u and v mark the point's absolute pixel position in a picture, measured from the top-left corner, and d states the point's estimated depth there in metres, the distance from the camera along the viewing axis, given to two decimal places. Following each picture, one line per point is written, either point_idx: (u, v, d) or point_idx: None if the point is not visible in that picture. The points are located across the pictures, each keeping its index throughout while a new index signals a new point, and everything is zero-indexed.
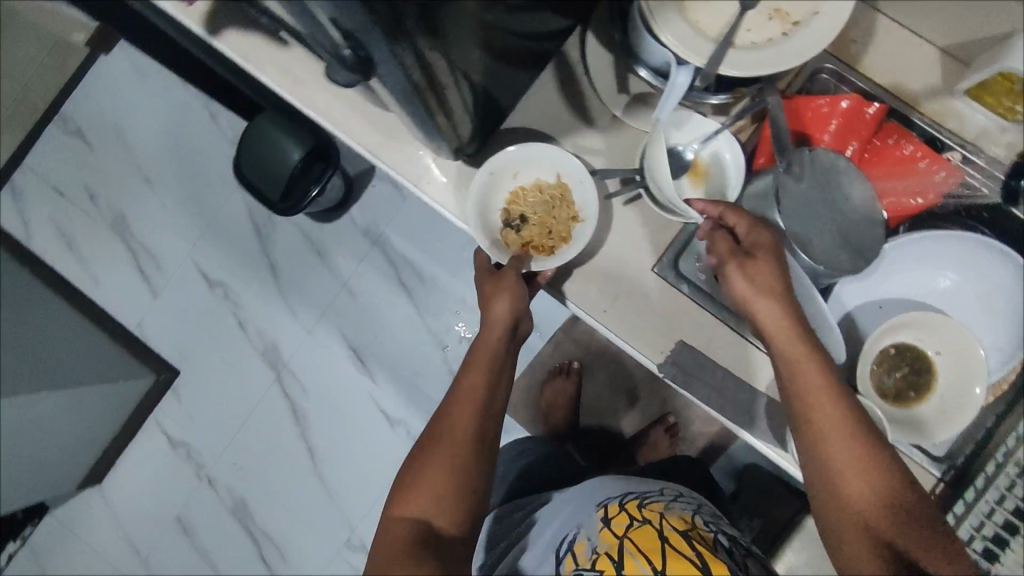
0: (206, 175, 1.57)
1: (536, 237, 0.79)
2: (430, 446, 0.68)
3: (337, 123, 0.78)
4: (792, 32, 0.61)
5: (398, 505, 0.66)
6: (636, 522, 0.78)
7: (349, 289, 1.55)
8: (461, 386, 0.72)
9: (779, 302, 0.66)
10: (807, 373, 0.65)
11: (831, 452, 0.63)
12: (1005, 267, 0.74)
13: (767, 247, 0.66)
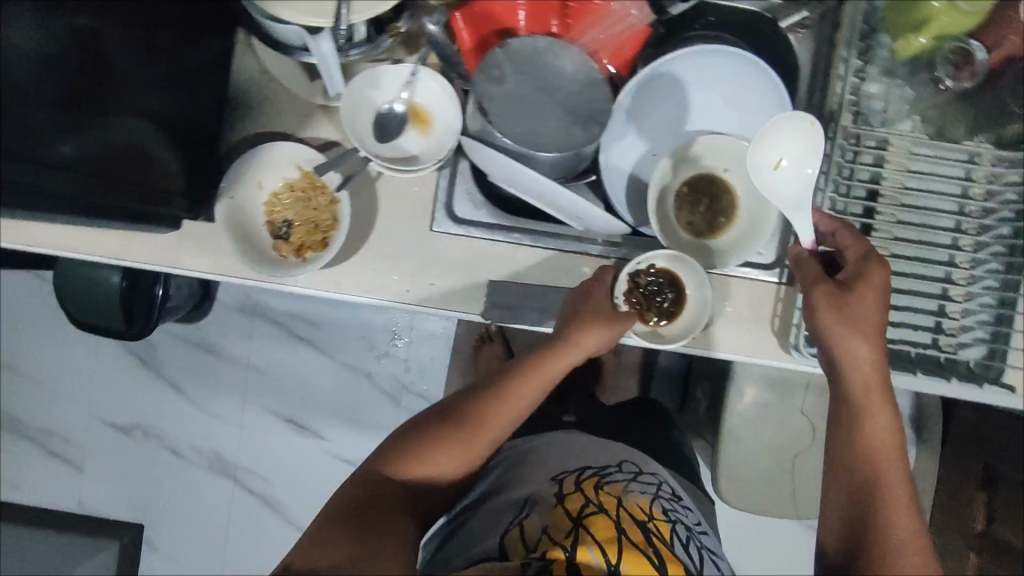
0: (67, 333, 1.51)
1: (306, 237, 0.79)
2: (466, 423, 0.77)
3: (78, 248, 0.79)
4: None
5: (385, 465, 0.76)
6: (593, 506, 0.79)
7: (256, 368, 1.52)
8: (577, 341, 0.76)
9: (881, 308, 0.75)
10: (875, 311, 0.75)
11: (873, 386, 0.76)
12: (750, 70, 0.85)
13: (877, 293, 0.75)
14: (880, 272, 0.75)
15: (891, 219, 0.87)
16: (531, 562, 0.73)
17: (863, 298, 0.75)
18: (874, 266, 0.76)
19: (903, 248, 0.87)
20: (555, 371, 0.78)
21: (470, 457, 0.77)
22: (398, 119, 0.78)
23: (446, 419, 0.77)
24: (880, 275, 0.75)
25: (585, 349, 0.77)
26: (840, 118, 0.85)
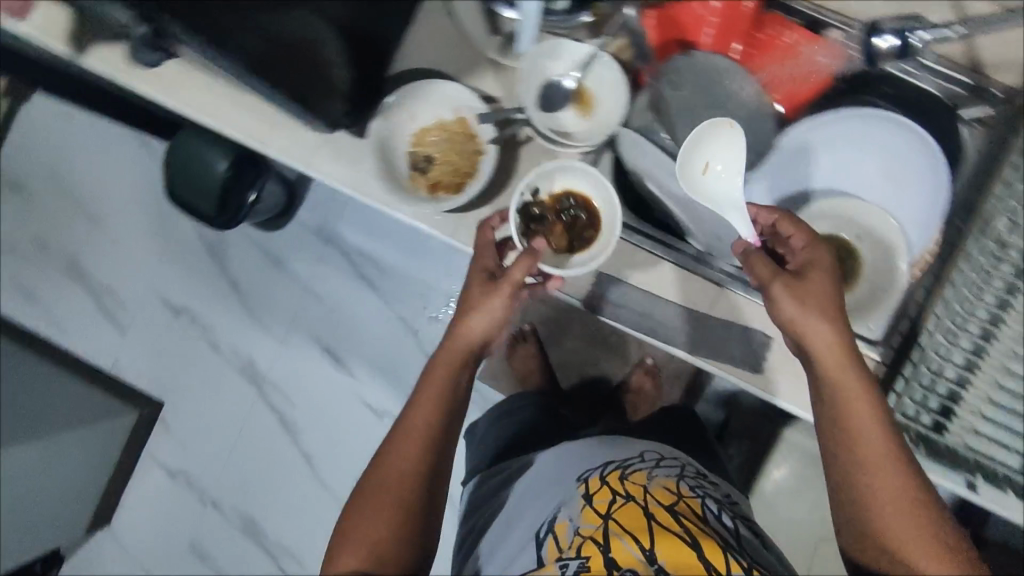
0: (152, 206, 1.57)
1: (445, 177, 0.78)
2: (360, 498, 0.71)
3: (215, 117, 0.78)
4: None
5: (338, 560, 0.69)
6: (619, 499, 0.80)
7: (313, 292, 1.56)
8: (418, 400, 0.74)
9: (815, 299, 0.68)
10: (852, 395, 0.67)
11: (859, 435, 0.67)
12: (897, 133, 0.76)
13: (821, 283, 0.68)
14: (818, 253, 0.69)
15: (1007, 349, 0.73)
16: (568, 562, 0.75)
17: (811, 286, 0.69)
18: (824, 272, 0.69)
19: (986, 388, 0.73)
20: (474, 329, 0.74)
21: (416, 470, 0.71)
22: (563, 93, 0.71)
23: (373, 479, 0.71)
24: (822, 258, 0.69)
25: (491, 315, 0.73)
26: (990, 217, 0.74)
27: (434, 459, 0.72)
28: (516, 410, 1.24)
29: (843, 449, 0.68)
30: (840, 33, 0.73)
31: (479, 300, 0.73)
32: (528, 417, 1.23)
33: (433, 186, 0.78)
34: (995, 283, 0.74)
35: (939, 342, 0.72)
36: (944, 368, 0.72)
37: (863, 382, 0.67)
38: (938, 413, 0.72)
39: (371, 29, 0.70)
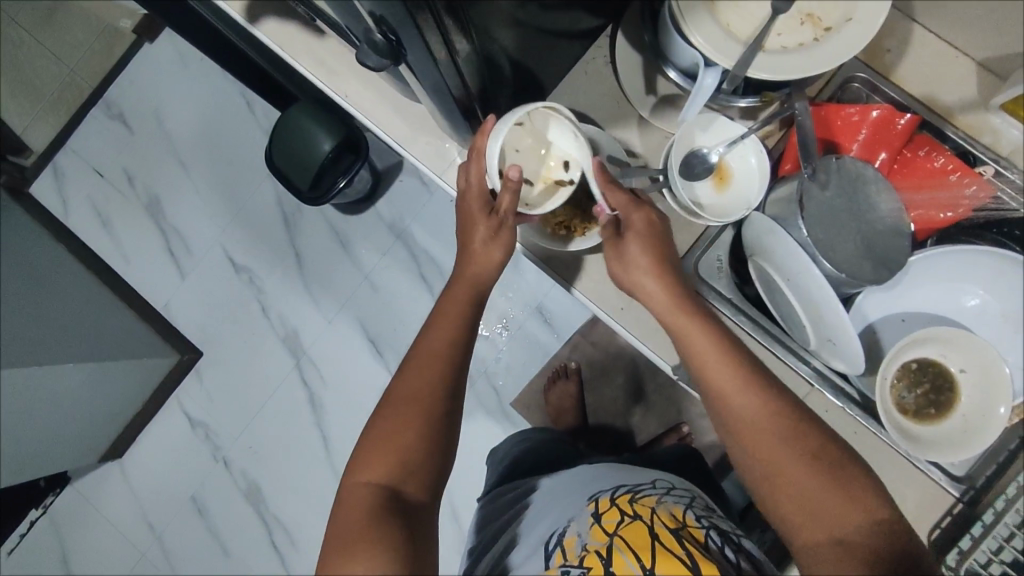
0: (241, 164, 1.61)
1: (573, 219, 0.76)
2: (385, 411, 0.66)
3: (366, 113, 0.81)
4: (824, 37, 0.61)
5: (359, 470, 0.63)
6: (627, 519, 0.78)
7: (371, 282, 1.57)
8: (438, 318, 0.72)
9: (649, 258, 0.67)
10: (702, 349, 0.64)
11: (744, 418, 0.61)
12: None
13: (643, 236, 0.68)
14: (632, 231, 0.68)
15: None
16: (570, 571, 0.74)
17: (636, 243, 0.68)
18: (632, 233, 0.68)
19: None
20: (490, 266, 0.73)
21: (444, 379, 0.67)
22: (707, 166, 0.71)
23: (395, 398, 0.67)
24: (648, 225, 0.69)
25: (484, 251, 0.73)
26: None
27: (455, 367, 0.69)
28: (534, 432, 1.25)
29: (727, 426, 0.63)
30: (990, 171, 0.71)
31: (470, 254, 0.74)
32: (540, 441, 1.19)
33: (561, 225, 0.76)
34: None
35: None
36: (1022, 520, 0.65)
37: (734, 366, 0.63)
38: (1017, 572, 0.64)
39: (536, 62, 0.72)
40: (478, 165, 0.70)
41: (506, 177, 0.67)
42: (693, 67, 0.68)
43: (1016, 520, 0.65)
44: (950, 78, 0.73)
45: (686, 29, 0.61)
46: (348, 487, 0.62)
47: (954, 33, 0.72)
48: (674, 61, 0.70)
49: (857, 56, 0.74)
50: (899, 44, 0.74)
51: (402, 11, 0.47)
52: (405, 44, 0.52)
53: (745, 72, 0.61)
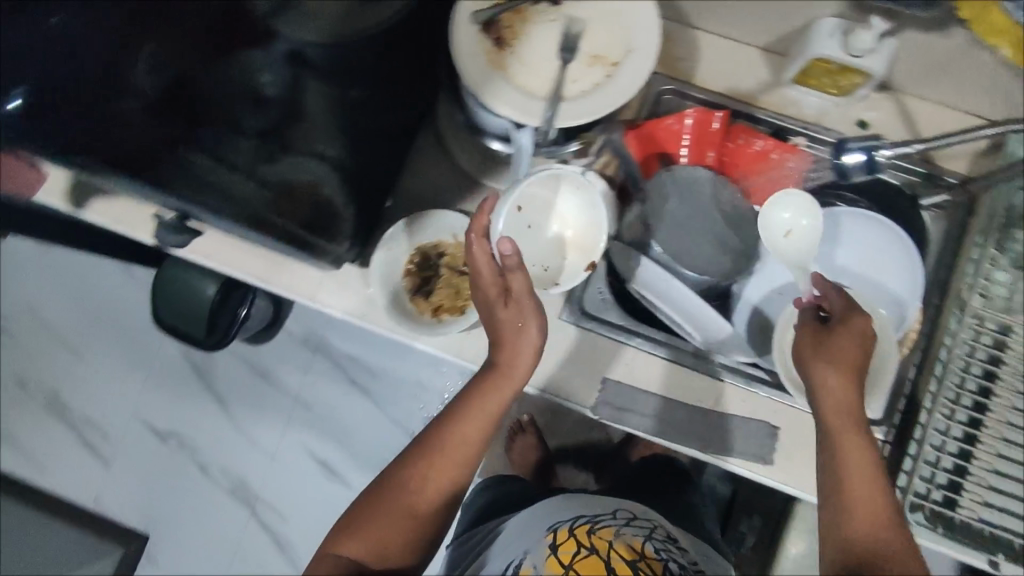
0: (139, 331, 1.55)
1: (447, 300, 0.75)
2: (375, 493, 0.62)
3: (220, 259, 0.79)
4: (613, 73, 0.65)
5: (340, 539, 0.61)
6: (583, 551, 0.78)
7: (303, 404, 1.52)
8: (466, 407, 0.63)
9: (837, 364, 0.60)
10: (852, 442, 0.58)
11: (845, 512, 0.56)
12: (876, 227, 0.76)
13: (852, 334, 0.61)
14: (859, 314, 0.62)
15: (1005, 410, 0.72)
16: None
17: (846, 344, 0.61)
18: (842, 325, 0.62)
19: (999, 450, 0.71)
20: (523, 368, 0.62)
21: (450, 476, 0.62)
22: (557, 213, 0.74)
23: (393, 481, 0.62)
24: (858, 324, 0.62)
25: (512, 355, 0.63)
26: (966, 300, 0.73)
27: (465, 462, 0.63)
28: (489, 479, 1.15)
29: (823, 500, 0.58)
30: (801, 142, 0.78)
31: (514, 340, 0.63)
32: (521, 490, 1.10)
33: (437, 309, 0.75)
34: (981, 345, 0.73)
35: (944, 437, 0.72)
36: (945, 444, 0.71)
37: (873, 471, 0.57)
38: (947, 491, 0.71)
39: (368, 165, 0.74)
40: (479, 243, 0.64)
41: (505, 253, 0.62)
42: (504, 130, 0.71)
43: (935, 443, 0.71)
44: (743, 68, 0.79)
45: (489, 102, 0.64)
46: (326, 552, 0.61)
47: (730, 30, 0.79)
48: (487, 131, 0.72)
49: (658, 72, 0.79)
50: (689, 52, 0.80)
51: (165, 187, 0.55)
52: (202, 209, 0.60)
53: (554, 125, 0.64)
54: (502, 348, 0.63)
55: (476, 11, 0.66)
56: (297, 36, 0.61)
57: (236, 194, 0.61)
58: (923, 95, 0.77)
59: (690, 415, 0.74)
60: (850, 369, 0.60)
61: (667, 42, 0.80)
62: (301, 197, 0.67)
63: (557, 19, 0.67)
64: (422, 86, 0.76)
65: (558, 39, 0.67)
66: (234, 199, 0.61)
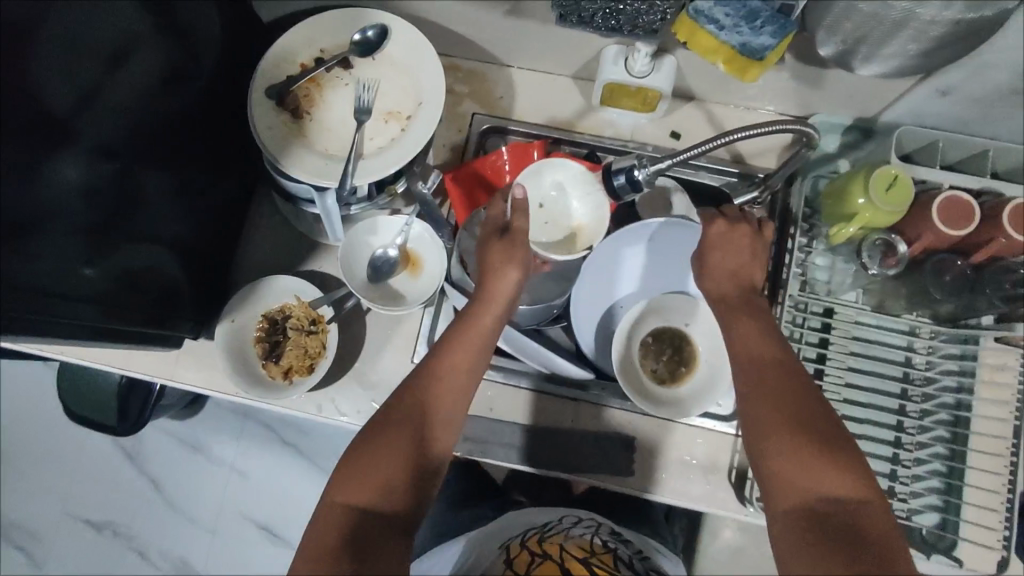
0: (28, 425, 1.38)
1: (295, 360, 0.76)
2: (393, 415, 0.57)
3: (72, 352, 0.79)
4: (408, 126, 0.69)
5: (339, 486, 0.54)
6: (538, 558, 0.69)
7: (237, 470, 1.36)
8: (471, 325, 0.62)
9: (734, 254, 0.65)
10: (741, 321, 0.61)
11: (763, 395, 0.55)
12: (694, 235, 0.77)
13: (727, 235, 0.65)
14: (712, 219, 0.66)
15: (840, 388, 0.75)
16: None
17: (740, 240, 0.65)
18: (728, 230, 0.65)
19: (840, 427, 0.74)
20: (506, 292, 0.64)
21: (447, 405, 0.59)
22: (390, 262, 0.77)
23: (395, 413, 0.57)
24: (743, 227, 0.65)
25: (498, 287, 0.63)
26: (789, 288, 0.74)
27: (459, 391, 0.60)
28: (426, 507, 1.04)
29: (742, 380, 0.57)
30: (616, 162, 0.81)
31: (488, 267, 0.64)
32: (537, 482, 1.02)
33: (287, 370, 0.76)
34: (809, 330, 0.76)
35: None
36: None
37: (775, 355, 0.58)
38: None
39: (200, 240, 0.77)
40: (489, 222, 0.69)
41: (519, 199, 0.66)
42: (306, 195, 0.71)
43: None
44: (557, 97, 0.83)
45: (292, 171, 0.67)
46: (325, 505, 0.54)
47: (540, 64, 0.82)
48: (294, 196, 0.72)
49: (477, 113, 0.83)
50: (507, 89, 0.83)
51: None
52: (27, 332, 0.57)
53: (354, 183, 0.67)
54: (488, 283, 0.64)
55: (268, 85, 0.68)
56: (95, 131, 0.60)
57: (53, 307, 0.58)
58: (725, 101, 0.81)
59: (551, 438, 0.76)
60: (738, 262, 0.65)
61: (483, 82, 0.83)
62: (136, 291, 0.68)
63: (348, 83, 0.71)
64: (229, 163, 0.80)
65: (352, 102, 0.71)
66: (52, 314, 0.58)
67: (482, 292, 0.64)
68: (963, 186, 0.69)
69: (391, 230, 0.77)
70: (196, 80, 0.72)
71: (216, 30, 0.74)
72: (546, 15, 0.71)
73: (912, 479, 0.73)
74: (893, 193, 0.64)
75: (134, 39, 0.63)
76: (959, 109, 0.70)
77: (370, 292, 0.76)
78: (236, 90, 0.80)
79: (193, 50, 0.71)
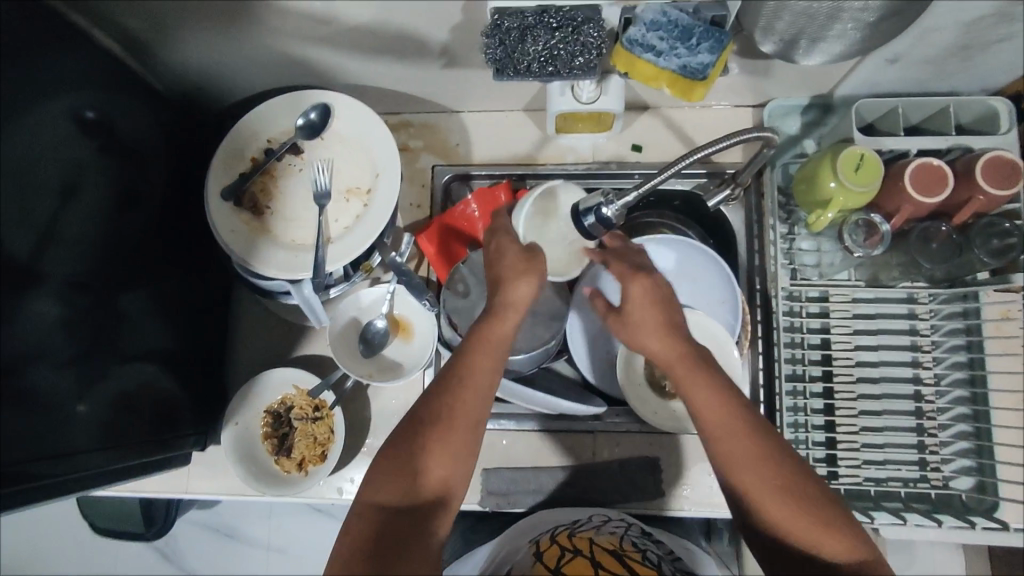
0: (60, 545, 1.35)
1: (306, 449, 0.75)
2: (421, 419, 0.54)
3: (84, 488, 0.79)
4: (369, 200, 0.68)
5: (373, 487, 0.52)
6: (567, 554, 0.62)
7: (274, 548, 1.34)
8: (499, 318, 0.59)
9: (652, 309, 0.57)
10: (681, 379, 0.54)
11: (731, 466, 0.51)
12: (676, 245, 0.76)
13: (648, 294, 0.58)
14: (634, 281, 0.58)
15: (850, 369, 0.74)
16: None
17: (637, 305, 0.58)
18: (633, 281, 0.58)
19: (858, 408, 0.73)
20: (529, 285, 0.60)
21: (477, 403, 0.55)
22: (381, 333, 0.76)
23: (419, 418, 0.54)
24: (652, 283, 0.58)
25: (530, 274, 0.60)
26: (780, 280, 0.74)
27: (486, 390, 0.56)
28: None
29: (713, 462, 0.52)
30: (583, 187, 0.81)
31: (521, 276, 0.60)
32: None
33: (300, 462, 0.75)
34: (809, 317, 0.75)
35: (798, 417, 0.72)
36: (811, 420, 0.72)
37: (739, 417, 0.52)
38: (826, 464, 0.72)
39: (188, 349, 0.76)
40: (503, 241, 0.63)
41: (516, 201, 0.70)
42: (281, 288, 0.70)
43: (799, 423, 0.72)
44: (512, 133, 0.82)
45: (264, 271, 0.66)
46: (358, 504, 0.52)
47: (489, 105, 0.81)
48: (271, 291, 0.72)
49: (437, 165, 0.82)
50: (462, 135, 0.83)
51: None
52: (47, 496, 0.56)
53: (326, 270, 0.66)
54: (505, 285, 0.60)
55: (221, 188, 0.68)
56: (61, 270, 0.59)
57: (53, 463, 0.57)
58: (679, 104, 0.80)
59: (575, 475, 0.76)
60: (665, 316, 0.57)
61: (436, 133, 0.83)
62: (131, 414, 0.67)
63: (302, 168, 0.70)
64: (198, 264, 0.79)
65: (310, 187, 0.70)
66: (53, 471, 0.57)
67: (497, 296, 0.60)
68: (933, 148, 0.68)
69: (396, 303, 0.77)
70: (149, 196, 0.71)
71: (160, 144, 0.73)
72: (484, 61, 0.70)
73: (940, 445, 0.72)
74: (862, 173, 0.64)
75: (78, 172, 0.61)
76: (911, 72, 0.69)
77: (366, 368, 0.74)
78: (192, 193, 0.79)
79: (141, 166, 0.70)
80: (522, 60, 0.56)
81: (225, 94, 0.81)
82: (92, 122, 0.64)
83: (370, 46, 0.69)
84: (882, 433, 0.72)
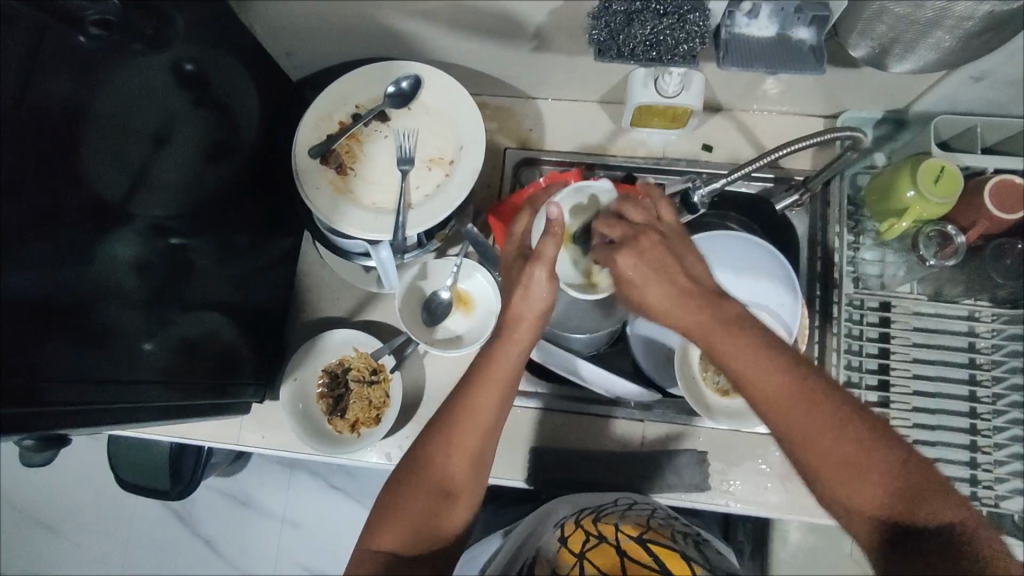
0: (82, 497, 1.35)
1: (361, 412, 0.76)
2: (417, 463, 0.57)
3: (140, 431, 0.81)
4: (452, 170, 0.70)
5: (374, 532, 0.56)
6: (592, 538, 0.59)
7: (291, 521, 1.34)
8: (498, 358, 0.59)
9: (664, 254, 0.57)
10: (720, 334, 0.52)
11: (787, 423, 0.49)
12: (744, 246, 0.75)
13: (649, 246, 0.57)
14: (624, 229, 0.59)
15: (908, 381, 0.74)
16: None
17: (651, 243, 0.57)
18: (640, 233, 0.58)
19: (913, 420, 0.73)
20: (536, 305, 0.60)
21: (471, 443, 0.57)
22: (445, 304, 0.78)
23: (413, 464, 0.57)
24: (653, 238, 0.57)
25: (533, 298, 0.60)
26: (843, 286, 0.75)
27: (483, 431, 0.57)
28: None
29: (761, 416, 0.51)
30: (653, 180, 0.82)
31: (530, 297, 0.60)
32: None
33: (354, 424, 0.76)
34: (869, 327, 0.75)
35: None
36: None
37: (793, 380, 0.50)
38: None
39: (254, 303, 0.78)
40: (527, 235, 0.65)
41: (552, 220, 0.59)
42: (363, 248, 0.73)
43: None
44: (585, 123, 0.84)
45: (346, 230, 0.68)
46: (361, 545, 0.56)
47: (566, 93, 0.83)
48: (349, 252, 0.75)
49: (509, 147, 0.84)
50: (535, 121, 0.85)
51: (54, 424, 0.51)
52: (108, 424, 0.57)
53: (405, 234, 0.68)
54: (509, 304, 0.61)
55: (309, 147, 0.70)
56: (147, 212, 0.60)
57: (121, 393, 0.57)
58: (752, 108, 0.82)
59: (622, 461, 0.77)
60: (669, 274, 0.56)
61: (511, 116, 0.85)
62: (194, 361, 0.68)
63: (387, 135, 0.72)
64: (270, 222, 0.81)
65: (394, 154, 0.72)
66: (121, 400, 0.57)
67: (508, 309, 0.61)
68: (1009, 168, 0.69)
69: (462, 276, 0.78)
70: (236, 149, 0.73)
71: (252, 101, 0.75)
72: (574, 47, 0.72)
73: (994, 465, 0.72)
74: (943, 184, 0.65)
75: (172, 118, 0.63)
76: (992, 93, 0.71)
77: (428, 336, 0.77)
78: (271, 152, 0.81)
79: (232, 120, 0.72)
80: (628, 43, 0.58)
81: (311, 61, 0.83)
82: (189, 74, 0.65)
83: (466, 23, 0.71)
84: (937, 449, 0.73)
